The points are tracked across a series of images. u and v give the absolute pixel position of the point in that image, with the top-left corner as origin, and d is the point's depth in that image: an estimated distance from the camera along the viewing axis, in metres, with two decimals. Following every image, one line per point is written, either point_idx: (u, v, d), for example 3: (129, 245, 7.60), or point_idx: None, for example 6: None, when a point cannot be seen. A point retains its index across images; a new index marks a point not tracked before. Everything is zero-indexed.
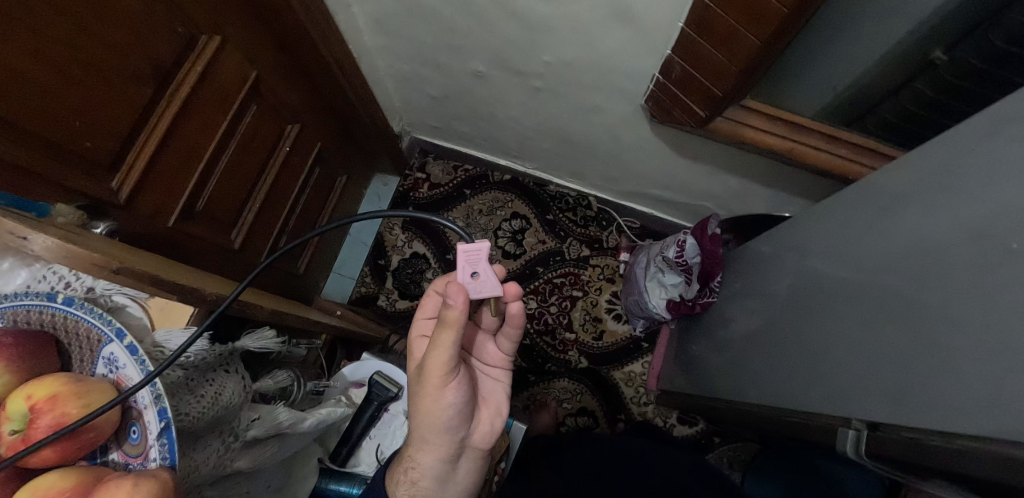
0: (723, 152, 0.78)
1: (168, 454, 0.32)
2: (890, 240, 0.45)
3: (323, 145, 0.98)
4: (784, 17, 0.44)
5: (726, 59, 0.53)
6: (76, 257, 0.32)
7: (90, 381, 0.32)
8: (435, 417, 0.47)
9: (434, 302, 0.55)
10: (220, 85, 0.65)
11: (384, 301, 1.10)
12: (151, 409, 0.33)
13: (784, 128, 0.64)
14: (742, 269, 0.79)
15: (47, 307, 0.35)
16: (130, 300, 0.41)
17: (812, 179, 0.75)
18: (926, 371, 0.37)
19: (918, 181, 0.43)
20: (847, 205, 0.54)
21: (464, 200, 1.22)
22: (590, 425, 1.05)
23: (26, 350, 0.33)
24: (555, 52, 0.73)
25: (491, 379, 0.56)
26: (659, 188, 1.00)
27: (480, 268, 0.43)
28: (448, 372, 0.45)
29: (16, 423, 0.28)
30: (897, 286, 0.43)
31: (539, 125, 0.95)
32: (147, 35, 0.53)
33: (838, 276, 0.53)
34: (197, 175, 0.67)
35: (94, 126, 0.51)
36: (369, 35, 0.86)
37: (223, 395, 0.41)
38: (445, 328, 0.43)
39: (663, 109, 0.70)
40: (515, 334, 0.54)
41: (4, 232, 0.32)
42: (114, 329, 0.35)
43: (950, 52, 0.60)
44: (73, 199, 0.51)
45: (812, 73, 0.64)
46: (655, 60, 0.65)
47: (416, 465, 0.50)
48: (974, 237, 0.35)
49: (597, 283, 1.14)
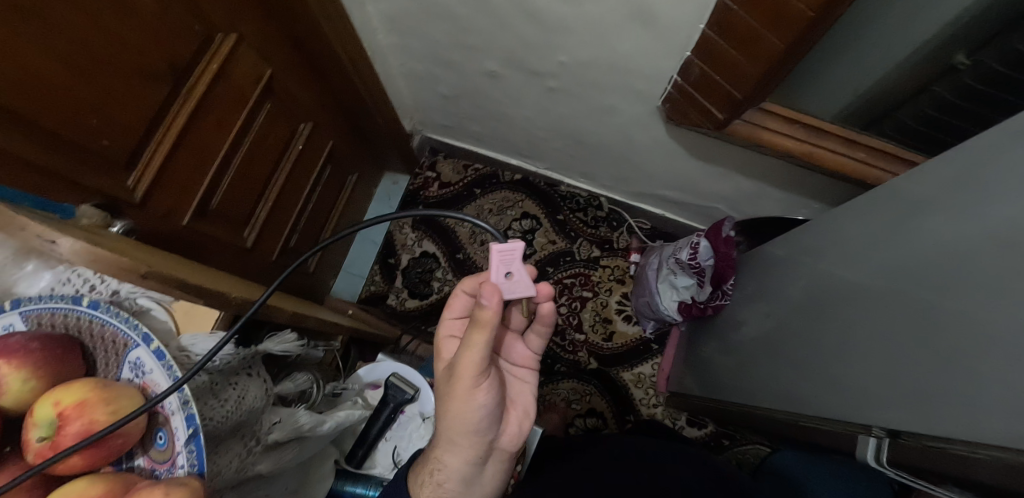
0: (739, 155, 0.77)
1: (196, 461, 0.32)
2: (909, 246, 0.44)
3: (335, 144, 0.97)
4: (809, 20, 0.43)
5: (747, 62, 0.52)
6: (103, 261, 0.32)
7: (118, 387, 0.32)
8: (465, 418, 0.47)
9: (462, 302, 0.54)
10: (236, 83, 0.65)
11: (394, 300, 1.10)
12: (179, 415, 0.33)
13: (803, 133, 0.63)
14: (755, 272, 0.78)
15: (72, 310, 0.35)
16: (155, 303, 0.42)
17: (829, 183, 0.75)
18: (948, 380, 0.37)
19: (941, 188, 0.42)
20: (863, 208, 0.53)
21: (474, 200, 1.21)
22: (600, 426, 1.04)
23: (54, 355, 0.32)
24: (571, 53, 0.72)
25: (519, 380, 0.56)
26: (671, 190, 0.99)
27: (514, 267, 0.44)
28: (480, 373, 0.45)
29: (43, 430, 0.28)
30: (918, 292, 0.42)
31: (552, 125, 0.95)
32: (164, 33, 0.53)
33: (854, 282, 0.52)
34: (212, 173, 0.67)
35: (111, 125, 0.50)
36: (382, 34, 0.86)
37: (246, 399, 0.41)
38: (478, 328, 0.42)
39: (679, 111, 0.69)
40: (547, 331, 0.55)
41: (33, 235, 0.32)
42: (140, 334, 0.35)
43: (973, 57, 0.59)
44: (90, 199, 0.50)
45: (834, 76, 0.63)
46: (673, 61, 0.64)
47: (442, 467, 0.49)
48: (999, 244, 0.34)
49: (608, 284, 1.14)
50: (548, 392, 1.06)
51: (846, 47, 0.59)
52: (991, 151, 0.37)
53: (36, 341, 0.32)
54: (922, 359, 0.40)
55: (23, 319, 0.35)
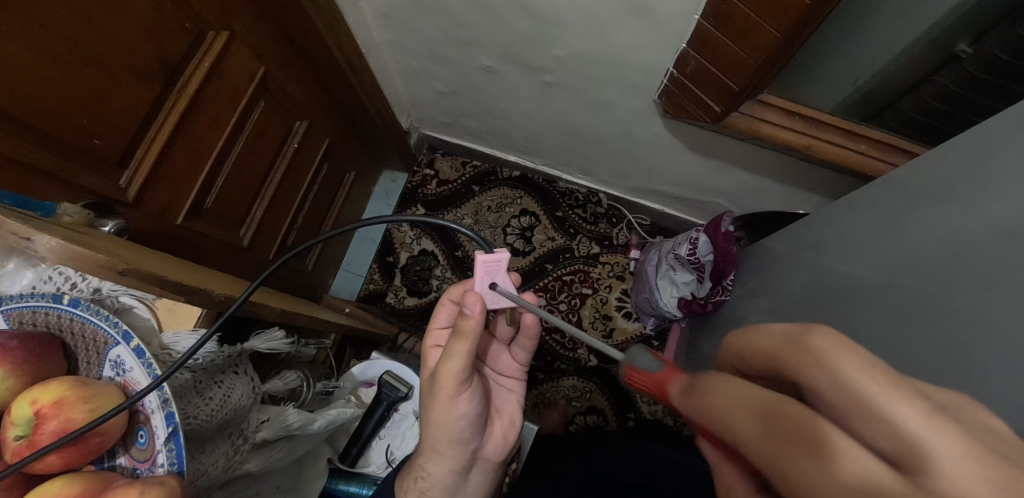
0: (738, 149, 0.76)
1: (176, 460, 0.33)
2: (910, 241, 0.43)
3: (333, 142, 0.97)
4: (807, 7, 0.42)
5: (743, 52, 0.51)
6: (81, 259, 0.32)
7: (96, 385, 0.33)
8: (447, 427, 0.46)
9: (448, 312, 0.54)
10: (229, 81, 0.65)
11: (393, 298, 1.09)
12: (158, 414, 0.34)
13: (800, 124, 0.62)
14: (756, 266, 0.77)
15: (54, 309, 0.36)
16: (137, 302, 0.42)
17: (830, 176, 0.73)
18: (947, 373, 0.36)
19: (943, 179, 0.41)
20: (864, 203, 0.52)
21: (473, 197, 1.20)
22: (600, 423, 1.03)
23: (32, 353, 0.33)
24: (566, 47, 0.71)
25: (506, 390, 0.57)
26: (671, 185, 0.98)
27: (498, 278, 0.44)
28: (460, 383, 0.44)
29: (21, 428, 0.30)
30: (920, 285, 0.41)
31: (549, 121, 0.94)
32: (156, 30, 0.52)
33: (855, 276, 0.51)
34: (204, 172, 0.66)
35: (103, 124, 0.50)
36: (378, 30, 0.85)
37: (232, 398, 0.41)
38: (459, 338, 0.43)
39: (676, 104, 0.68)
40: (532, 344, 0.55)
41: (11, 233, 0.32)
42: (120, 332, 0.35)
43: (976, 45, 0.56)
44: (81, 198, 0.50)
45: (835, 65, 0.61)
46: (668, 54, 0.63)
47: (426, 474, 0.49)
48: (1005, 237, 0.33)
49: (608, 280, 1.13)
50: (546, 390, 1.06)
51: (844, 38, 0.58)
52: (996, 139, 0.36)
53: (16, 340, 0.33)
54: (924, 352, 0.39)
55: (6, 317, 0.36)
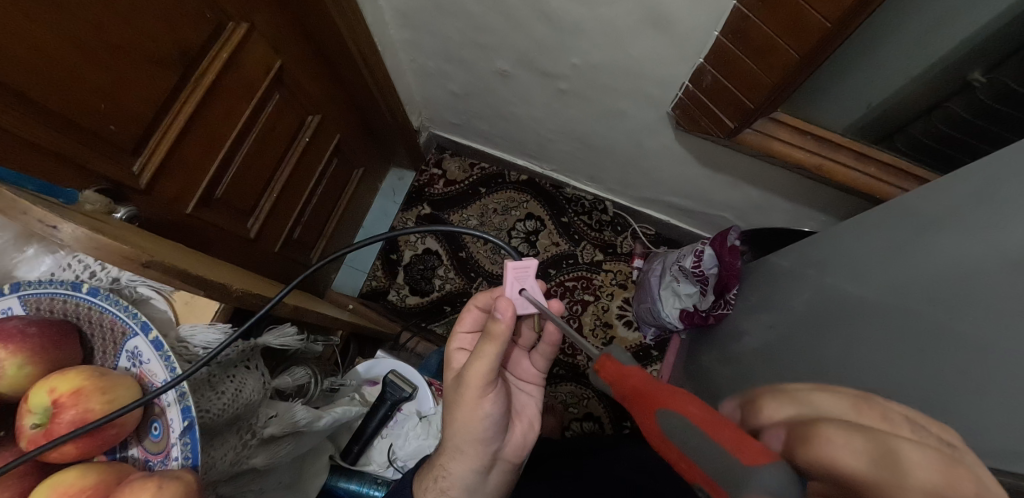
0: (748, 164, 0.77)
1: (191, 454, 0.33)
2: (914, 268, 0.44)
3: (343, 138, 0.97)
4: (826, 32, 0.42)
5: (759, 70, 0.52)
6: (105, 249, 0.32)
7: (114, 376, 0.34)
8: (472, 427, 0.46)
9: (474, 317, 0.54)
10: (246, 73, 0.65)
11: (395, 296, 1.09)
12: (174, 408, 0.34)
13: (812, 144, 0.62)
14: (758, 282, 0.77)
15: (71, 297, 0.36)
16: (154, 293, 0.42)
17: (838, 195, 0.73)
18: (946, 401, 0.37)
19: (951, 205, 0.42)
20: (870, 226, 0.52)
21: (479, 199, 1.20)
22: (595, 430, 1.03)
23: (49, 341, 0.34)
24: (582, 55, 0.72)
25: (526, 394, 0.57)
26: (678, 196, 0.99)
27: (527, 284, 0.46)
28: (487, 384, 0.45)
29: (38, 417, 0.30)
30: (922, 309, 0.41)
31: (561, 127, 0.94)
32: (178, 20, 0.53)
33: (854, 298, 0.51)
34: (217, 161, 0.66)
35: (120, 110, 0.50)
36: (394, 28, 0.86)
37: (243, 392, 0.41)
38: (489, 341, 0.43)
39: (689, 118, 0.69)
40: (552, 351, 0.56)
41: (37, 221, 0.32)
42: (139, 323, 0.35)
43: (989, 74, 0.56)
44: (94, 183, 0.50)
45: (848, 89, 0.62)
46: (684, 69, 0.63)
47: (447, 474, 0.49)
48: (1009, 268, 0.34)
49: (609, 288, 1.13)
50: (546, 396, 1.05)
51: (860, 61, 0.59)
52: (1003, 173, 0.37)
53: (34, 326, 0.33)
54: (922, 375, 0.39)
55: (23, 304, 0.36)
